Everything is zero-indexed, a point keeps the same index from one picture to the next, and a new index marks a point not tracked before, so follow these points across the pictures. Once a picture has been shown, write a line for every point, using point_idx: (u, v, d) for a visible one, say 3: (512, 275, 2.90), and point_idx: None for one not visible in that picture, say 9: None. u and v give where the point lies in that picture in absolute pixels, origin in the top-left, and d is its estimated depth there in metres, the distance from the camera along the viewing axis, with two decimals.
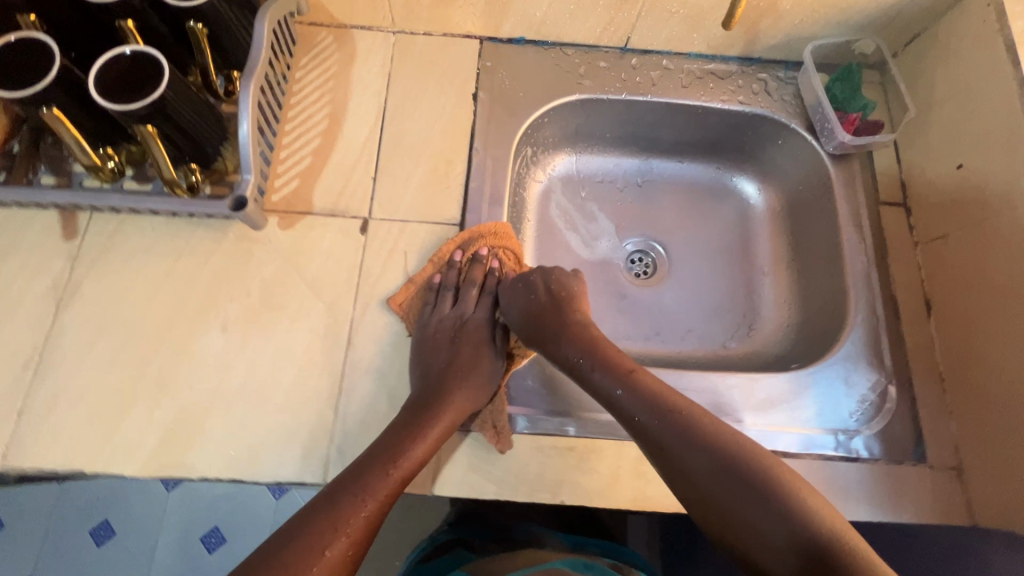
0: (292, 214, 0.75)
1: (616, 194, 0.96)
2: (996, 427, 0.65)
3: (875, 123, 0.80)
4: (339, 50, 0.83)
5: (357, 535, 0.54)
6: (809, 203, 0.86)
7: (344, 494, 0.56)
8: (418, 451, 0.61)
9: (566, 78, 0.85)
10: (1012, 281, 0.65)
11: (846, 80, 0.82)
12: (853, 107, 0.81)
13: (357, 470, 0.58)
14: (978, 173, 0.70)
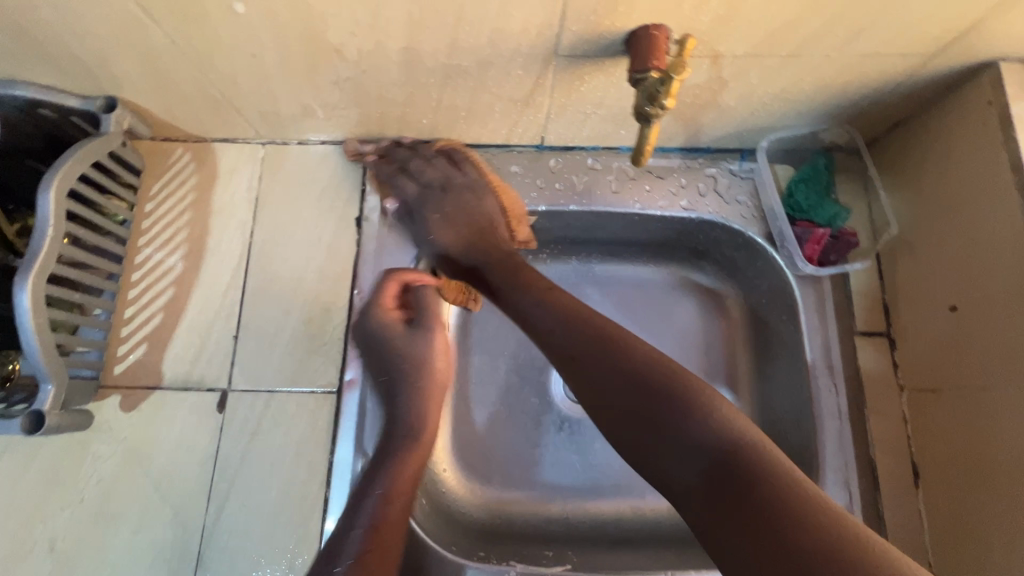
0: (136, 391, 0.62)
1: None
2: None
3: (845, 242, 0.65)
4: (198, 171, 0.70)
5: None
6: (773, 324, 0.71)
7: (343, 543, 0.49)
8: (395, 507, 0.53)
9: None
10: (1017, 481, 0.50)
11: (812, 181, 0.67)
12: (821, 216, 0.66)
13: (328, 554, 0.48)
14: (975, 326, 0.54)
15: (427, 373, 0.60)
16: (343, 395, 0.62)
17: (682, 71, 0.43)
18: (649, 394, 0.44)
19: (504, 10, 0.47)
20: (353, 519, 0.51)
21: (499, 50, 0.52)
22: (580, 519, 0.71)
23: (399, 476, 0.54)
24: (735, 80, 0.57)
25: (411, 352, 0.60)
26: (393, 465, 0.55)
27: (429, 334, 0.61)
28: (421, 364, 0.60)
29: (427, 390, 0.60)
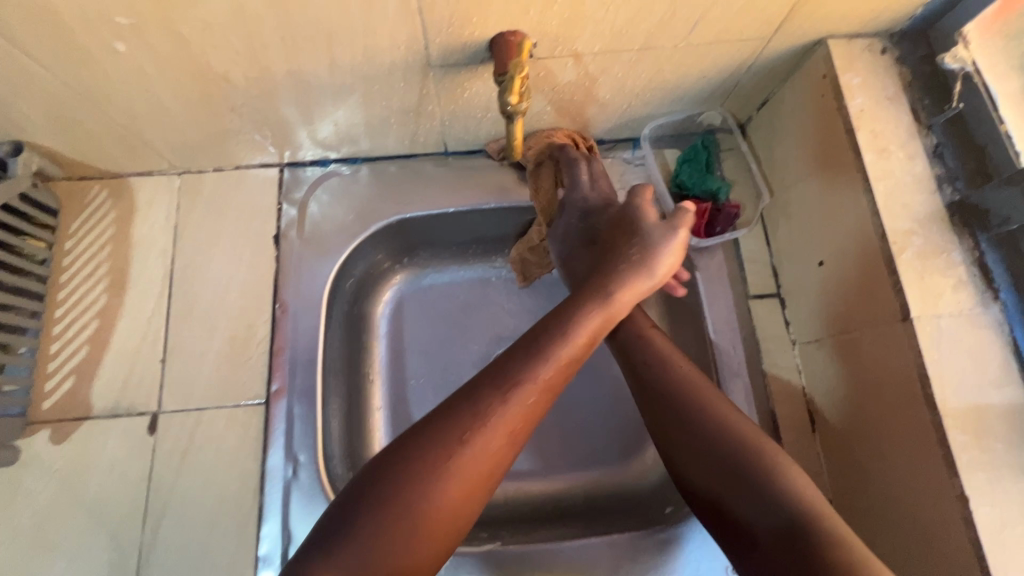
0: (66, 423, 0.64)
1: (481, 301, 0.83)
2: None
3: (728, 213, 0.71)
4: (116, 206, 0.72)
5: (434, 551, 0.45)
6: (677, 298, 0.76)
7: (414, 463, 0.45)
8: (499, 421, 0.47)
9: (386, 198, 0.74)
10: (882, 412, 0.54)
11: (695, 161, 0.73)
12: (705, 191, 0.72)
13: (404, 473, 0.45)
14: (838, 275, 0.60)
15: (641, 254, 0.60)
16: (272, 405, 0.65)
17: (522, 68, 0.47)
18: (731, 461, 0.53)
19: (368, 29, 0.51)
20: (464, 437, 0.46)
21: (378, 66, 0.56)
22: (516, 501, 0.74)
23: (522, 399, 0.48)
24: (603, 75, 0.62)
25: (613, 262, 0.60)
26: (508, 394, 0.48)
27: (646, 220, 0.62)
28: (641, 246, 0.60)
29: (637, 270, 0.59)
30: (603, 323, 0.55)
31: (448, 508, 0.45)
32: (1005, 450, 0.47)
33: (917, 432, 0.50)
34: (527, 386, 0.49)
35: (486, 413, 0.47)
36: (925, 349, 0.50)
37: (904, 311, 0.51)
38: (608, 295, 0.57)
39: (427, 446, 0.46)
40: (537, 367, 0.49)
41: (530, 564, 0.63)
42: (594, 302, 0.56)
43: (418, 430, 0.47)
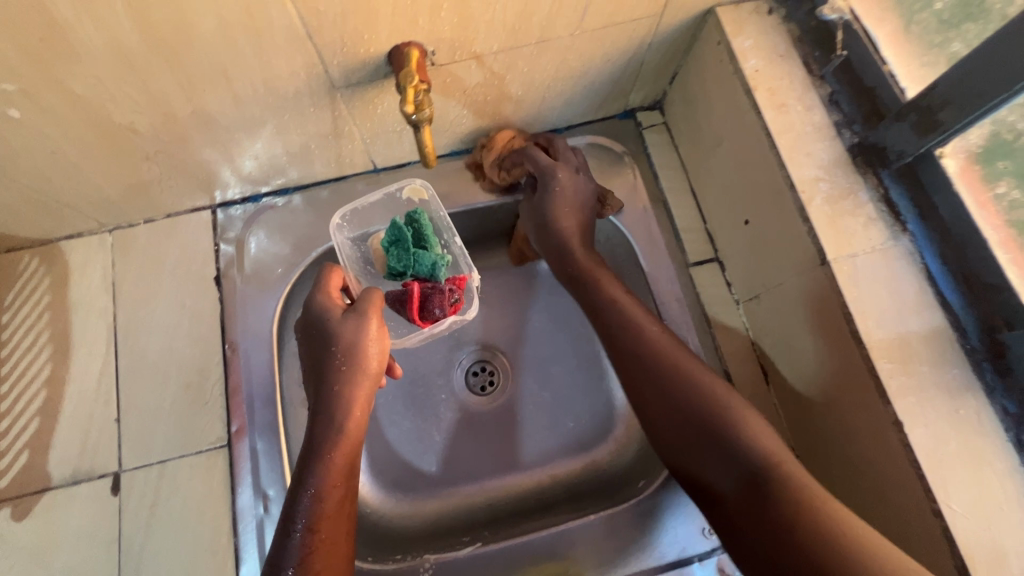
0: (27, 498, 0.63)
1: None
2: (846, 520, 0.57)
3: (439, 290, 0.63)
4: (49, 273, 0.71)
5: None
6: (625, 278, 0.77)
7: (280, 548, 0.50)
8: (328, 502, 0.53)
9: (323, 223, 0.74)
10: (823, 355, 0.56)
11: (401, 242, 0.65)
12: (422, 270, 0.65)
13: (270, 566, 0.50)
14: (762, 230, 0.62)
15: (345, 360, 0.57)
16: (234, 446, 0.65)
17: (411, 77, 0.50)
18: (699, 427, 0.53)
19: (262, 60, 0.52)
20: (289, 526, 0.52)
21: (282, 95, 0.57)
22: (498, 499, 0.76)
23: (318, 552, 0.50)
24: (509, 73, 0.63)
25: (340, 341, 0.57)
26: (312, 536, 0.51)
27: (330, 319, 0.58)
28: (338, 347, 0.57)
29: (353, 378, 0.57)
30: (342, 444, 0.56)
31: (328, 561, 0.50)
32: (930, 371, 0.49)
33: (853, 368, 0.52)
34: (309, 537, 0.51)
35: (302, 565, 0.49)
36: (845, 288, 0.52)
37: (821, 255, 0.53)
38: (337, 398, 0.56)
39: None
40: (291, 542, 0.51)
41: (511, 561, 0.63)
42: (324, 427, 0.56)
43: None
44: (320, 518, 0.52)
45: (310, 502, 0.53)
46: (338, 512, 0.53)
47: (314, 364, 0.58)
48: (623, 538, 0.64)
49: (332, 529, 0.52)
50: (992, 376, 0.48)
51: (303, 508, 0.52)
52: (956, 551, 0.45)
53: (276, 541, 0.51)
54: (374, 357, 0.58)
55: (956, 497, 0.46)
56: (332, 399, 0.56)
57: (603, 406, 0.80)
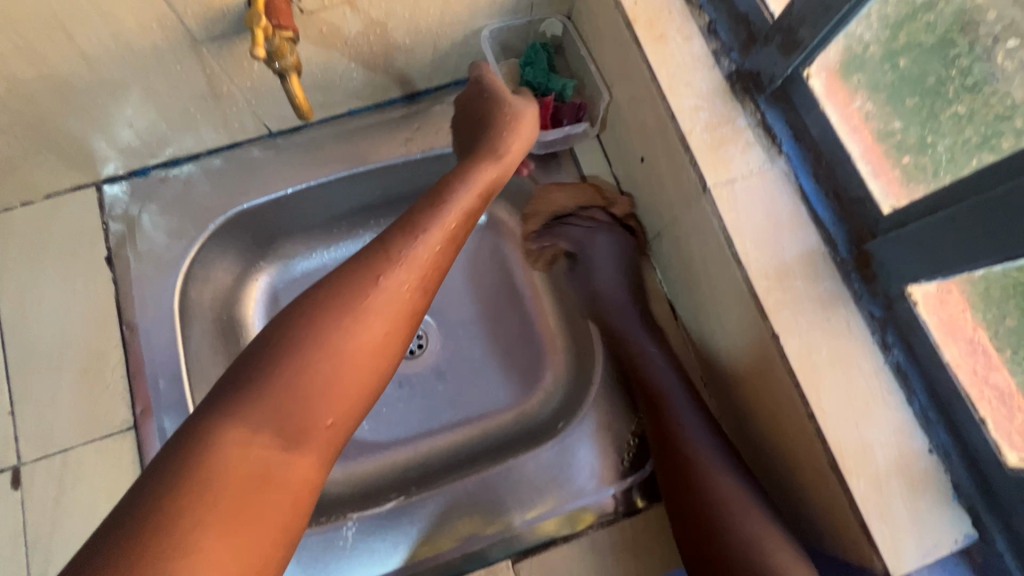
0: None
1: None
2: (748, 438, 0.61)
3: (574, 107, 0.72)
4: None
5: (362, 369, 0.46)
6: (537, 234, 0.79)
7: (351, 266, 0.49)
8: (423, 255, 0.51)
9: (220, 192, 0.71)
10: (714, 282, 0.58)
11: (536, 62, 0.73)
12: (553, 89, 0.73)
13: (351, 267, 0.49)
14: (655, 166, 0.63)
15: (513, 118, 0.65)
16: (140, 427, 0.63)
17: (259, 19, 0.47)
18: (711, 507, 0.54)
19: (103, 10, 0.48)
20: (396, 240, 0.51)
21: (139, 51, 0.53)
22: (431, 458, 0.76)
23: (382, 300, 0.48)
24: (390, 20, 0.61)
25: (511, 106, 0.66)
26: (375, 291, 0.47)
27: (503, 93, 0.67)
28: (509, 109, 0.66)
29: (511, 132, 0.65)
30: (487, 182, 0.60)
31: (383, 306, 0.48)
32: (805, 284, 0.51)
33: (737, 290, 0.53)
34: (373, 286, 0.48)
35: (364, 302, 0.47)
36: (724, 212, 0.53)
37: (703, 182, 0.54)
38: (500, 148, 0.63)
39: (314, 329, 0.45)
40: (387, 257, 0.49)
41: (434, 509, 0.64)
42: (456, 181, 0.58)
43: (318, 297, 0.47)
44: (405, 269, 0.49)
45: (404, 255, 0.50)
46: (426, 270, 0.51)
47: (478, 122, 0.67)
48: (546, 470, 0.66)
49: (403, 294, 0.49)
50: (860, 284, 0.51)
51: (381, 249, 0.50)
52: (827, 446, 0.47)
53: (343, 266, 0.49)
54: (523, 142, 0.66)
55: (824, 397, 0.48)
56: (492, 139, 0.64)
57: (530, 358, 0.81)
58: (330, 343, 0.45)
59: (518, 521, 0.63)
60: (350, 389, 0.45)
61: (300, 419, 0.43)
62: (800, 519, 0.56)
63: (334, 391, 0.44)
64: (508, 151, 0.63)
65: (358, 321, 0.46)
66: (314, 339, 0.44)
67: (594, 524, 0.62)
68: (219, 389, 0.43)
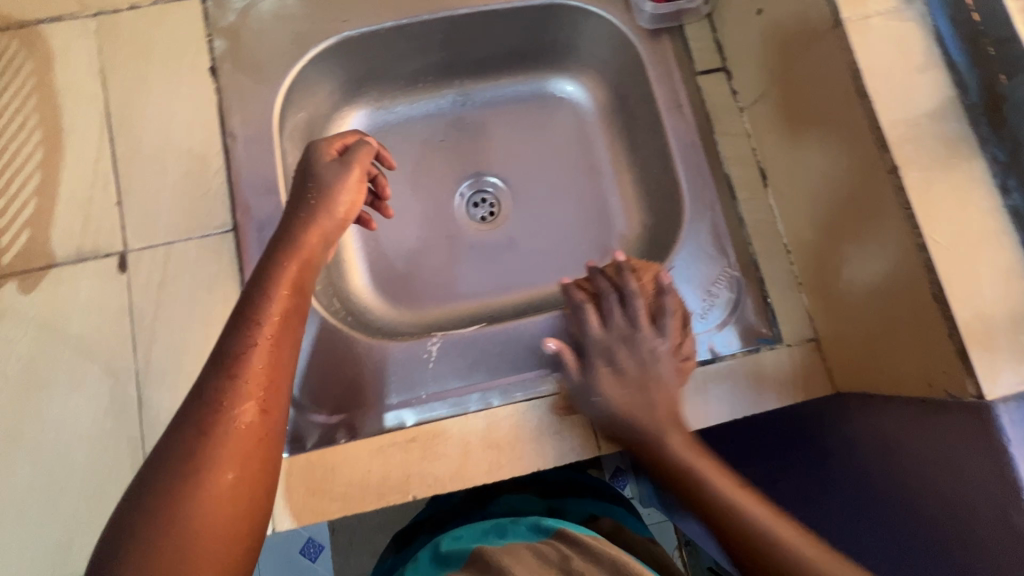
0: (32, 273, 0.63)
1: (437, 148, 0.85)
2: (842, 300, 0.61)
3: None
4: (31, 57, 0.68)
5: (244, 491, 0.42)
6: (633, 104, 0.79)
7: (206, 378, 0.46)
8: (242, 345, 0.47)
9: (322, 19, 0.71)
10: (825, 131, 0.58)
11: None
12: None
13: (199, 389, 0.45)
14: (775, 17, 0.61)
15: (314, 194, 0.60)
16: (240, 230, 0.65)
17: None
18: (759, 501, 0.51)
19: None
20: (220, 357, 0.47)
21: None
22: (500, 310, 0.79)
23: (229, 438, 0.43)
24: None
25: (317, 176, 0.61)
26: (206, 442, 0.42)
27: (319, 162, 0.62)
28: (315, 186, 0.60)
29: (320, 208, 0.59)
30: (294, 281, 0.53)
31: (217, 421, 0.43)
32: (929, 123, 0.50)
33: (857, 130, 0.53)
34: (194, 438, 0.43)
35: (197, 454, 0.42)
36: (855, 47, 0.52)
37: (835, 16, 0.53)
38: (303, 239, 0.56)
39: (160, 496, 0.40)
40: (218, 371, 0.45)
41: (514, 338, 0.67)
42: (270, 284, 0.51)
43: (174, 426, 0.44)
44: (249, 396, 0.45)
45: (231, 367, 0.46)
46: (271, 385, 0.46)
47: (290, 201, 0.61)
48: None
49: (253, 422, 0.44)
50: (987, 128, 0.50)
51: (206, 402, 0.44)
52: (935, 276, 0.48)
53: (171, 430, 0.44)
54: (348, 207, 0.61)
55: (942, 230, 0.49)
56: (297, 222, 0.58)
57: (602, 229, 0.82)
58: (194, 468, 0.41)
59: None
60: (236, 527, 0.41)
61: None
62: (884, 370, 0.57)
63: (224, 513, 0.41)
64: (305, 236, 0.56)
65: (209, 471, 0.42)
66: (183, 456, 0.42)
67: None
68: (118, 529, 0.40)
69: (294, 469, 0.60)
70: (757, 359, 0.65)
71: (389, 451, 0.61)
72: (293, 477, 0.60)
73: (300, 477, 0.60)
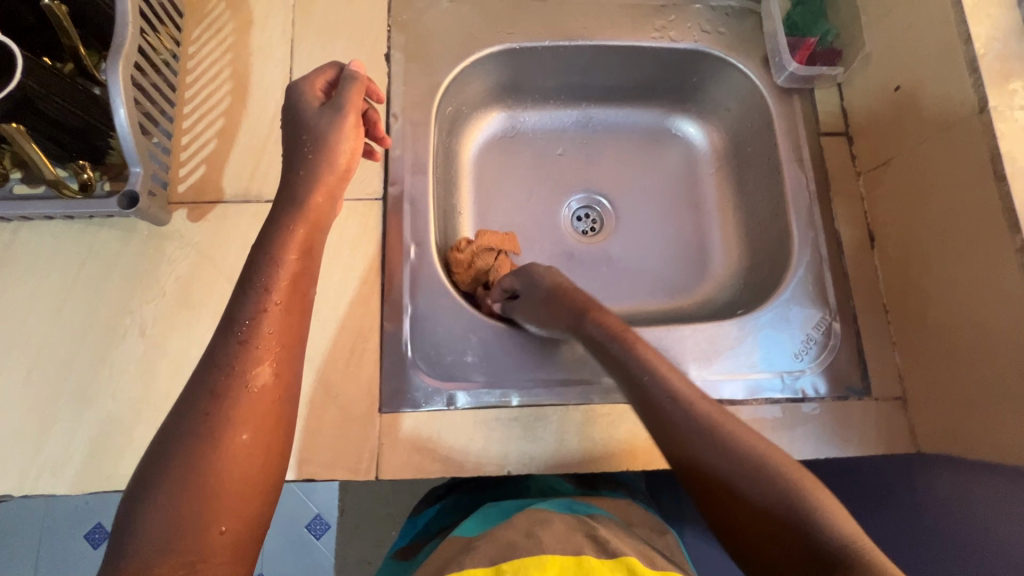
0: (202, 204, 0.70)
1: (555, 160, 0.91)
2: (942, 365, 0.64)
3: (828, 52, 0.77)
4: (234, 17, 0.76)
5: (257, 444, 0.45)
6: (749, 152, 0.84)
7: (218, 342, 0.48)
8: (274, 305, 0.50)
9: (489, 29, 0.79)
10: (951, 208, 0.63)
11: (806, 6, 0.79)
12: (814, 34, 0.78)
13: (207, 356, 0.47)
14: (914, 96, 0.67)
15: (314, 148, 0.59)
16: (389, 200, 0.71)
17: None
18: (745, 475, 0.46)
19: None
20: (230, 326, 0.48)
21: None
22: None
23: (242, 400, 0.45)
24: None
25: (311, 125, 0.60)
26: (218, 405, 0.45)
27: (305, 110, 0.61)
28: (313, 140, 0.59)
29: (320, 167, 0.58)
30: (303, 241, 0.54)
31: (238, 386, 0.46)
32: None
33: (989, 212, 0.58)
34: (209, 403, 0.45)
35: (211, 419, 0.44)
36: (1000, 135, 0.57)
37: (982, 104, 0.58)
38: (305, 200, 0.56)
39: (180, 460, 0.42)
40: (231, 338, 0.47)
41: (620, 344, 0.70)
42: (278, 249, 0.52)
43: (192, 390, 0.46)
44: (263, 358, 0.48)
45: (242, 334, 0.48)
46: (283, 347, 0.48)
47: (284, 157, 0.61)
48: (724, 338, 0.71)
49: (266, 384, 0.47)
50: None
51: (218, 369, 0.46)
52: None
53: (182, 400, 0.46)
54: (353, 147, 0.61)
55: None
56: (297, 180, 0.58)
57: (696, 260, 0.87)
58: (215, 425, 0.44)
59: (691, 374, 0.69)
60: (247, 481, 0.44)
61: (193, 534, 0.41)
62: (978, 439, 0.60)
63: (242, 466, 0.44)
64: (313, 198, 0.57)
65: (226, 430, 0.44)
66: (200, 419, 0.44)
67: (759, 399, 0.68)
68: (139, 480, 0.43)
69: (404, 424, 0.64)
70: (847, 405, 0.69)
71: (490, 425, 0.65)
72: (403, 432, 0.64)
73: (410, 433, 0.64)
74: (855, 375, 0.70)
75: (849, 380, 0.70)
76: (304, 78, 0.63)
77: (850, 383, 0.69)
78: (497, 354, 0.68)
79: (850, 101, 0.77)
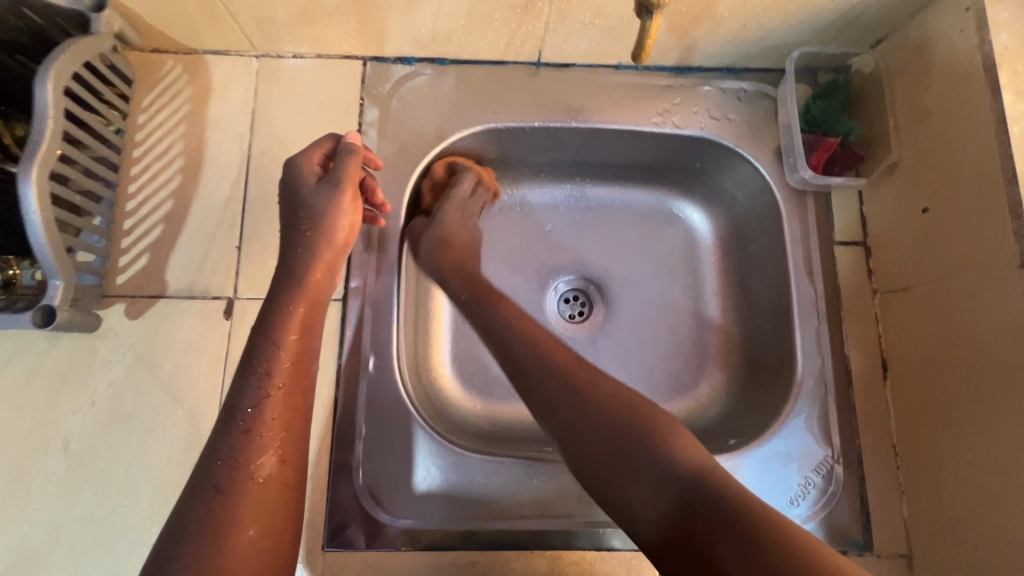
0: (141, 300, 0.63)
1: (543, 237, 0.83)
2: (955, 533, 0.57)
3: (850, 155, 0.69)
4: (191, 84, 0.69)
5: (266, 540, 0.45)
6: (754, 250, 0.76)
7: (218, 434, 0.47)
8: (274, 391, 0.49)
9: (472, 107, 0.71)
10: (976, 361, 0.56)
11: (829, 98, 0.70)
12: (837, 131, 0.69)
13: (209, 452, 0.46)
14: (942, 222, 0.59)
15: (311, 225, 0.56)
16: (348, 303, 0.64)
17: None
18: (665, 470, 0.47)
19: None
20: (233, 414, 0.48)
21: None
22: None
23: (251, 493, 0.45)
24: None
25: (309, 202, 0.57)
26: (225, 500, 0.44)
27: (302, 186, 0.58)
28: (311, 216, 0.57)
29: (318, 245, 0.56)
30: (302, 323, 0.53)
31: (243, 476, 0.45)
32: None
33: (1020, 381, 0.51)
34: (215, 499, 0.44)
35: (219, 516, 0.43)
36: None
37: None
38: (311, 278, 0.56)
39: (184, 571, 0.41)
40: (232, 431, 0.47)
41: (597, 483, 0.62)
42: (278, 330, 0.52)
43: (192, 490, 0.45)
44: (268, 446, 0.47)
45: (245, 422, 0.47)
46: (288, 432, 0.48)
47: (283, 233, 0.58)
48: None
49: (272, 473, 0.46)
50: None
51: (222, 462, 0.45)
52: None
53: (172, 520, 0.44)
54: (352, 223, 0.58)
55: None
56: (294, 260, 0.56)
57: (692, 363, 0.78)
58: (223, 525, 0.43)
59: None
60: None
61: None
62: None
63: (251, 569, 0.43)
64: (315, 274, 0.56)
65: (233, 529, 0.43)
66: (205, 521, 0.43)
67: None
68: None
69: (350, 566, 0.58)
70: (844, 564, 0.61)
71: (445, 569, 0.59)
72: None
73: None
74: (855, 526, 0.63)
75: (849, 532, 0.63)
76: (301, 153, 0.59)
77: (849, 535, 0.62)
78: (458, 486, 0.61)
79: (870, 209, 0.69)
